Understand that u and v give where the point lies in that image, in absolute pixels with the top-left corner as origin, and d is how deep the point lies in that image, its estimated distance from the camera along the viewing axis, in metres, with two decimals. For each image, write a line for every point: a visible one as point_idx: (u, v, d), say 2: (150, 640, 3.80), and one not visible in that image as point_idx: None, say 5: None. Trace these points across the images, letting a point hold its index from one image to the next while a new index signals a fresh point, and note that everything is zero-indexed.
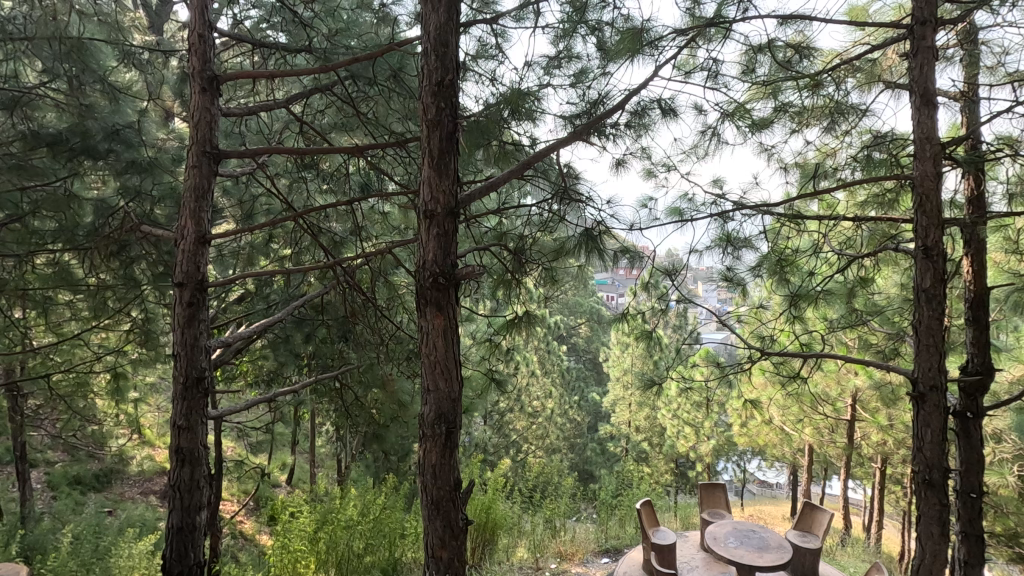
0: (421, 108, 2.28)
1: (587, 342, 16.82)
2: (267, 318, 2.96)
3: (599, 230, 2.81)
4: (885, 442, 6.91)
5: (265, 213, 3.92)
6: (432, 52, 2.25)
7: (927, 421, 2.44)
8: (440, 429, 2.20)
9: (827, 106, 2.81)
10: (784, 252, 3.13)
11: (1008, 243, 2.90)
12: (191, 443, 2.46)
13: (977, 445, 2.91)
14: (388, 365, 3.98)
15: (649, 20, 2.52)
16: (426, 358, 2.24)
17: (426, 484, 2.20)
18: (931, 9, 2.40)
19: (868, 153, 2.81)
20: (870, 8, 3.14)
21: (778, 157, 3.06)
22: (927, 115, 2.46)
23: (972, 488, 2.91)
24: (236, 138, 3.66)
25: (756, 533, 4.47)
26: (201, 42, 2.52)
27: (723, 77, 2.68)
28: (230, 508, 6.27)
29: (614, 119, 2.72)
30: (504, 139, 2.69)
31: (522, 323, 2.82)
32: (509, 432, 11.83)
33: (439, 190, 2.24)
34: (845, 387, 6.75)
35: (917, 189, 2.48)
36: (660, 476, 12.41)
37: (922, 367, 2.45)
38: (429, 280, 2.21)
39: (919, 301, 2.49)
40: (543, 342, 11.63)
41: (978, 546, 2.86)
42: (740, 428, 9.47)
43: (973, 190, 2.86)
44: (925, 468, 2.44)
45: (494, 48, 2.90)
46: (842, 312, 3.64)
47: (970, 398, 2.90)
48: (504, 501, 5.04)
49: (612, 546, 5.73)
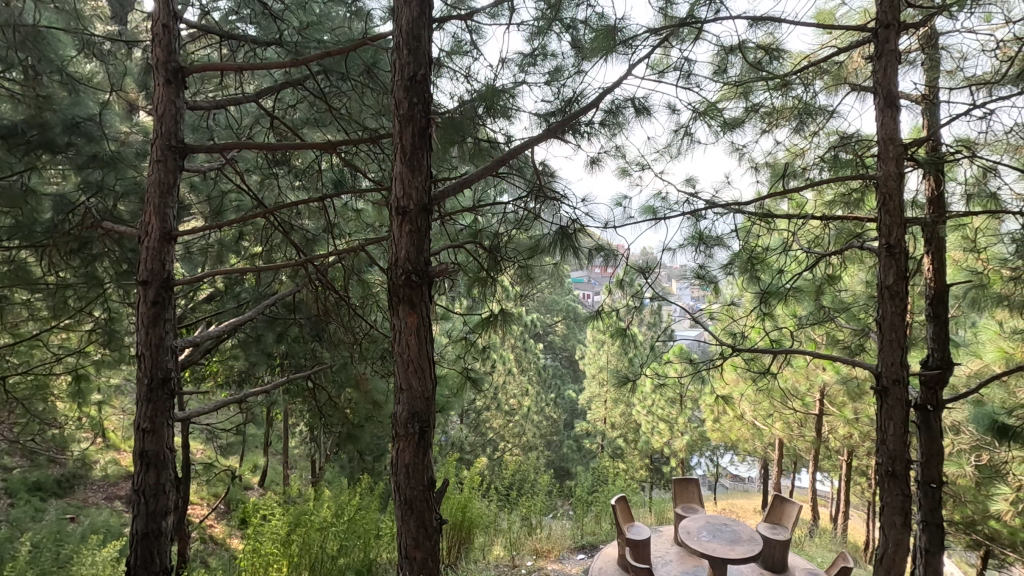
0: (394, 104, 2.25)
1: (564, 341, 16.91)
2: (236, 318, 2.89)
3: (574, 228, 2.82)
4: (851, 435, 7.11)
5: (235, 210, 3.83)
6: (405, 46, 2.22)
7: (890, 414, 2.52)
8: (413, 428, 2.17)
9: (796, 106, 2.88)
10: (755, 250, 3.18)
11: (966, 242, 3.00)
12: (156, 447, 2.39)
13: (937, 436, 2.99)
14: (362, 364, 3.93)
15: (623, 18, 2.53)
16: (398, 357, 2.21)
17: (400, 484, 2.18)
18: (895, 12, 2.46)
19: (835, 154, 2.88)
20: (836, 12, 3.22)
21: (749, 156, 3.12)
22: (890, 117, 2.53)
23: (932, 479, 3.00)
24: (204, 133, 3.56)
25: (728, 526, 4.55)
26: (166, 32, 2.44)
27: (695, 77, 2.71)
28: (199, 512, 6.12)
29: (589, 117, 2.73)
30: (479, 136, 2.68)
31: (497, 322, 2.81)
32: (486, 431, 11.84)
33: (412, 187, 2.22)
34: (813, 382, 6.94)
35: (881, 188, 2.54)
36: (635, 472, 12.55)
37: (886, 362, 2.52)
38: (402, 277, 2.18)
39: (882, 298, 2.56)
40: (520, 340, 11.65)
41: (938, 535, 2.95)
42: (713, 423, 9.65)
43: (934, 190, 2.96)
44: (888, 460, 2.52)
45: (468, 44, 2.89)
46: (811, 309, 3.72)
47: (930, 391, 2.98)
48: (480, 499, 5.02)
49: (588, 543, 5.78)
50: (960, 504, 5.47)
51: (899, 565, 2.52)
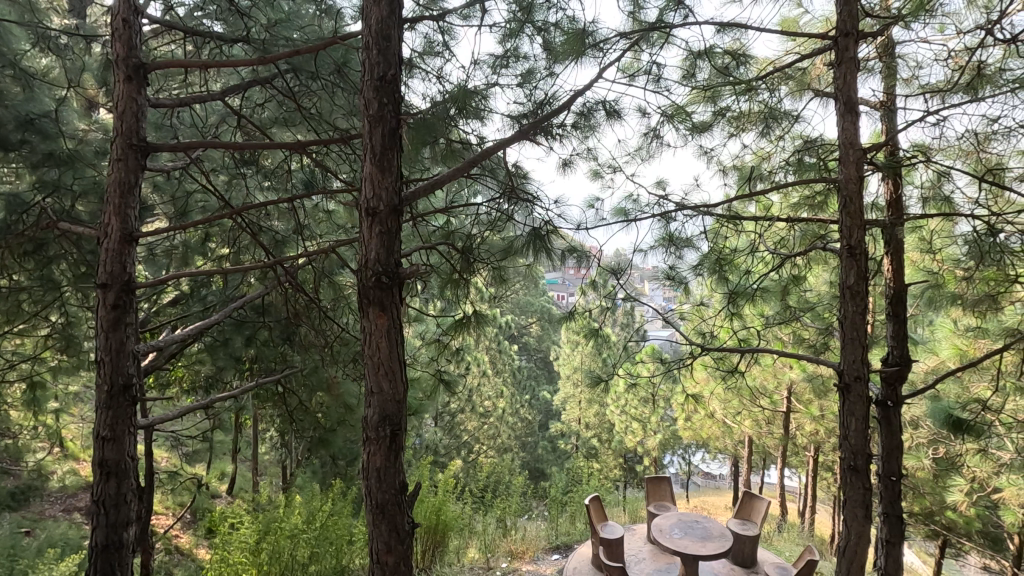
0: (363, 104, 2.22)
1: (539, 341, 16.97)
2: (203, 321, 2.81)
3: (547, 229, 2.80)
4: (817, 431, 7.31)
5: (201, 211, 3.73)
6: (374, 45, 2.19)
7: (852, 410, 2.59)
8: (384, 431, 2.15)
9: (762, 111, 2.95)
10: (723, 251, 3.26)
11: (923, 243, 3.12)
12: (117, 455, 2.31)
13: (897, 431, 3.09)
14: (333, 367, 3.88)
15: (593, 22, 2.56)
16: (369, 359, 2.18)
17: (371, 488, 2.15)
18: (854, 21, 2.53)
19: (800, 157, 2.97)
20: (800, 20, 3.32)
21: (718, 159, 3.19)
22: (850, 122, 2.61)
23: (893, 472, 3.09)
24: (168, 131, 3.46)
25: (699, 523, 4.62)
26: (126, 28, 2.35)
27: (665, 81, 2.75)
28: (164, 522, 5.94)
29: (561, 119, 2.74)
30: (451, 137, 2.68)
31: (471, 323, 2.79)
32: (461, 433, 11.80)
33: (382, 188, 2.19)
34: (780, 380, 7.13)
35: (842, 191, 2.62)
36: (609, 471, 12.69)
37: (848, 359, 2.60)
38: (372, 279, 2.15)
39: (844, 298, 2.63)
40: (494, 342, 11.65)
41: (898, 526, 3.05)
42: (685, 422, 9.81)
43: (892, 193, 3.07)
44: (851, 455, 2.59)
45: (440, 45, 2.88)
46: (778, 309, 3.81)
47: (890, 388, 3.07)
48: (454, 502, 4.98)
49: (563, 543, 5.82)
50: (919, 496, 5.67)
51: (861, 555, 2.60)
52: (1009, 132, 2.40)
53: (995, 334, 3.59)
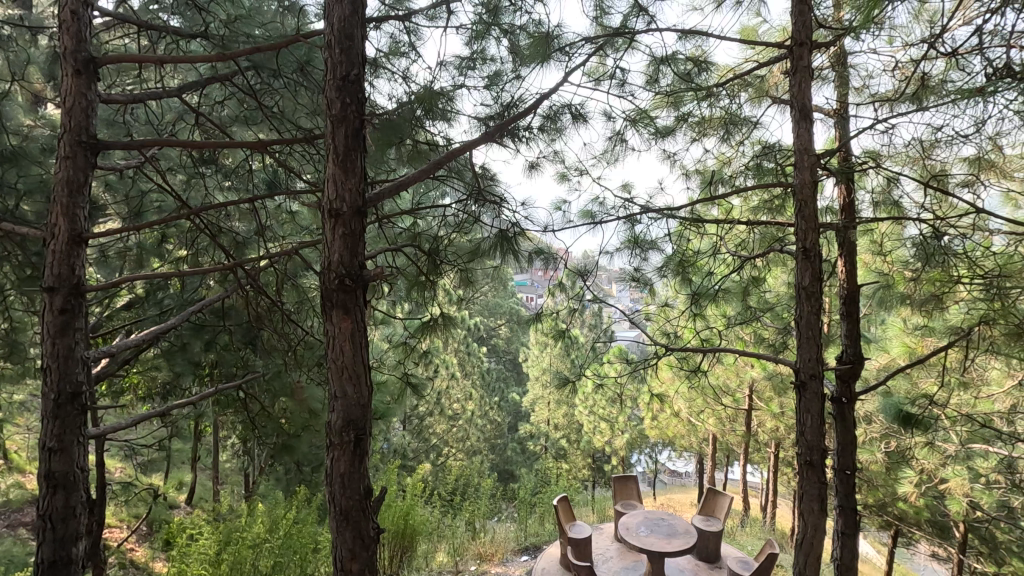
0: (325, 103, 2.17)
1: (508, 343, 17.02)
2: (159, 325, 2.70)
3: (514, 232, 2.80)
4: (778, 428, 7.55)
5: (157, 211, 3.61)
6: (337, 44, 2.15)
7: (808, 407, 2.68)
8: (348, 436, 2.11)
9: (723, 117, 3.03)
10: (686, 254, 3.32)
11: (874, 246, 3.25)
12: (65, 467, 2.20)
13: (851, 427, 3.21)
14: (297, 372, 3.80)
15: (559, 26, 2.58)
16: (332, 364, 2.14)
17: (335, 495, 2.11)
18: (808, 32, 2.62)
19: (759, 162, 3.05)
20: (759, 29, 3.43)
21: (681, 163, 3.26)
22: (805, 129, 2.70)
23: (847, 466, 3.21)
24: (120, 128, 3.33)
25: (665, 521, 4.71)
26: (74, 20, 2.24)
27: (629, 86, 2.80)
28: (118, 535, 5.70)
29: (528, 122, 2.75)
30: (417, 138, 2.66)
31: (437, 326, 2.77)
32: (430, 436, 11.73)
33: (345, 189, 2.15)
34: (742, 378, 7.34)
35: (797, 195, 2.71)
36: (578, 471, 12.82)
37: (803, 358, 2.68)
38: (335, 282, 2.11)
39: (800, 298, 2.71)
40: (463, 344, 11.64)
41: (852, 518, 3.16)
42: (652, 421, 10.00)
43: (845, 198, 3.22)
44: (807, 450, 2.68)
45: (406, 45, 2.86)
46: (739, 309, 3.92)
47: (844, 384, 3.20)
48: (423, 506, 4.94)
49: (532, 544, 5.84)
50: (873, 488, 5.90)
51: (817, 548, 2.69)
52: (950, 141, 2.47)
53: (940, 333, 3.78)
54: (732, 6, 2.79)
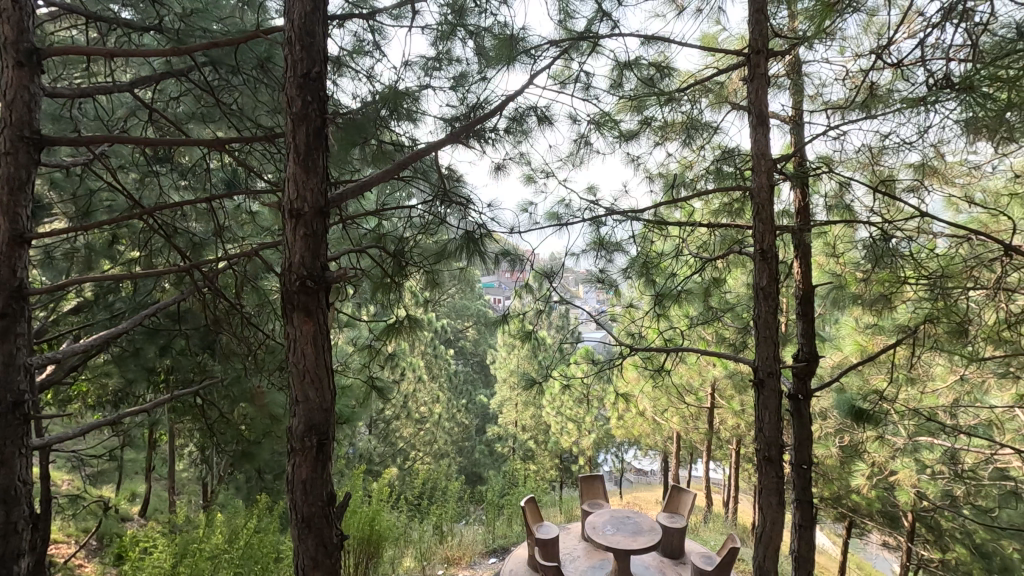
0: (286, 101, 2.11)
1: (475, 345, 17.01)
2: (109, 329, 2.58)
3: (480, 233, 2.79)
4: (738, 425, 7.77)
5: (107, 211, 3.46)
6: (297, 41, 2.09)
7: (766, 404, 2.75)
8: (310, 441, 2.07)
9: (684, 122, 3.11)
10: (650, 255, 3.38)
11: (827, 248, 3.39)
12: (5, 481, 2.07)
13: (807, 423, 3.32)
14: (257, 377, 3.70)
15: (525, 29, 2.59)
16: (293, 368, 2.09)
17: (296, 502, 2.05)
18: (765, 40, 2.70)
19: (719, 166, 3.13)
20: (719, 37, 3.53)
21: (644, 166, 3.33)
22: (762, 135, 2.78)
23: (804, 460, 3.31)
24: (67, 124, 3.18)
25: (630, 519, 4.77)
26: (16, 9, 2.12)
27: (594, 89, 2.83)
28: (64, 551, 5.42)
29: (494, 124, 2.75)
30: (382, 138, 2.63)
31: (403, 328, 2.74)
32: (396, 440, 11.58)
33: (306, 188, 2.10)
34: (705, 377, 7.52)
35: (755, 199, 2.79)
36: (545, 472, 12.89)
37: (762, 356, 2.76)
38: (296, 284, 2.06)
39: (758, 298, 2.80)
40: (430, 346, 11.57)
41: (809, 511, 3.27)
42: (618, 421, 10.14)
43: (801, 202, 3.35)
44: (765, 446, 2.75)
45: (370, 44, 2.83)
46: (701, 310, 4.02)
47: (801, 382, 3.31)
48: (389, 511, 4.87)
49: (499, 546, 5.83)
50: (828, 482, 6.12)
51: (775, 540, 2.76)
52: (897, 147, 2.59)
53: (889, 331, 3.96)
54: (693, 13, 2.85)
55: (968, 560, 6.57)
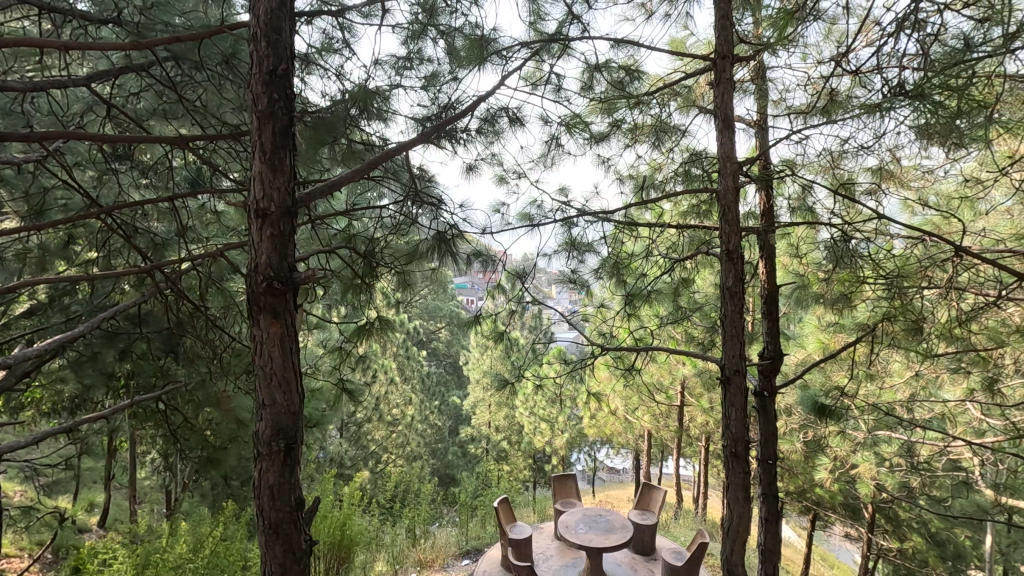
0: (251, 98, 2.07)
1: (448, 346, 16.94)
2: (66, 333, 2.49)
3: (452, 234, 2.78)
4: (707, 423, 7.94)
5: (62, 210, 3.32)
6: (262, 37, 2.05)
7: (733, 401, 2.81)
8: (278, 445, 2.03)
9: (653, 124, 3.16)
10: (621, 256, 3.42)
11: (790, 249, 3.49)
12: None
13: (772, 419, 3.41)
14: (223, 381, 3.60)
15: (496, 30, 2.59)
16: (260, 371, 2.05)
17: (263, 507, 2.01)
18: (730, 46, 2.76)
19: (688, 168, 3.19)
20: (687, 41, 3.60)
21: (615, 168, 3.37)
22: (727, 138, 2.84)
23: (770, 456, 3.40)
24: (19, 119, 3.04)
25: (602, 517, 4.82)
26: None
27: (565, 92, 2.85)
28: (16, 566, 5.17)
29: (465, 124, 2.74)
30: (352, 137, 2.59)
31: (374, 329, 2.71)
32: (368, 443, 11.44)
33: (272, 188, 2.05)
34: (675, 376, 7.65)
35: (721, 201, 2.85)
36: (519, 472, 12.92)
37: (729, 354, 2.82)
38: (262, 285, 2.02)
39: (725, 298, 2.85)
40: (402, 348, 11.47)
41: (775, 505, 3.36)
42: (591, 420, 10.24)
43: (765, 204, 3.44)
44: (732, 442, 2.82)
45: (340, 42, 2.79)
46: (670, 310, 4.09)
47: (766, 379, 3.40)
48: (361, 515, 4.80)
49: (473, 547, 5.82)
50: (793, 476, 6.30)
51: (742, 534, 2.83)
52: (856, 152, 2.70)
53: (849, 329, 4.10)
54: (661, 17, 2.90)
55: (923, 548, 6.85)
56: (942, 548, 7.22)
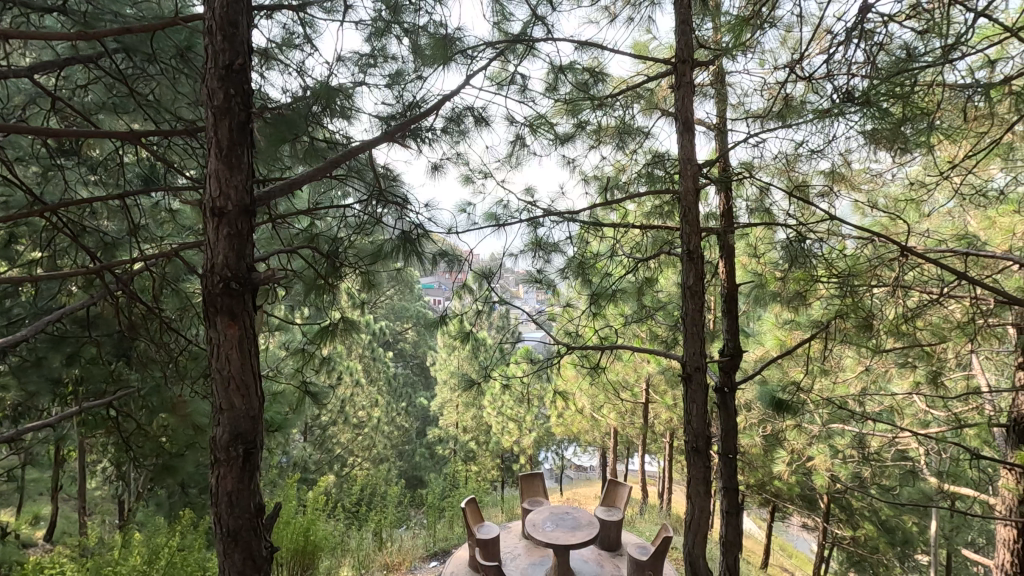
0: (206, 93, 2.00)
1: (415, 347, 16.79)
2: (6, 338, 2.36)
3: (417, 234, 2.76)
4: (671, 419, 8.10)
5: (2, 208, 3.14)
6: (218, 30, 1.98)
7: (694, 397, 2.88)
8: (236, 451, 1.97)
9: (617, 126, 3.21)
10: (586, 256, 3.45)
11: (750, 249, 3.59)
12: None
13: (732, 414, 3.51)
14: (179, 385, 3.48)
15: (461, 29, 2.58)
16: (217, 374, 1.99)
17: (221, 515, 1.95)
18: (690, 50, 2.81)
19: (651, 170, 3.25)
20: (650, 45, 3.67)
21: (580, 169, 3.42)
22: (688, 141, 2.90)
23: (730, 450, 3.49)
24: None
25: (569, 514, 4.86)
26: None
27: (530, 92, 2.87)
28: None
29: (431, 123, 2.73)
30: (314, 135, 2.55)
31: (337, 331, 2.66)
32: (333, 447, 11.22)
33: (230, 186, 2.00)
34: (639, 374, 7.78)
35: (682, 202, 2.91)
36: (487, 473, 12.92)
37: (690, 352, 2.88)
38: (219, 285, 1.96)
39: (686, 297, 2.92)
40: (368, 349, 11.30)
41: (735, 498, 3.45)
42: (558, 419, 10.32)
43: (725, 205, 3.55)
44: (694, 438, 2.88)
45: (301, 38, 2.73)
46: (635, 308, 4.16)
47: (726, 375, 3.48)
48: (325, 520, 4.71)
49: (440, 549, 5.79)
50: (753, 470, 6.49)
51: (704, 527, 2.89)
52: (810, 155, 2.81)
53: (805, 326, 4.25)
54: (625, 21, 2.95)
55: (874, 536, 7.17)
56: (891, 534, 7.56)
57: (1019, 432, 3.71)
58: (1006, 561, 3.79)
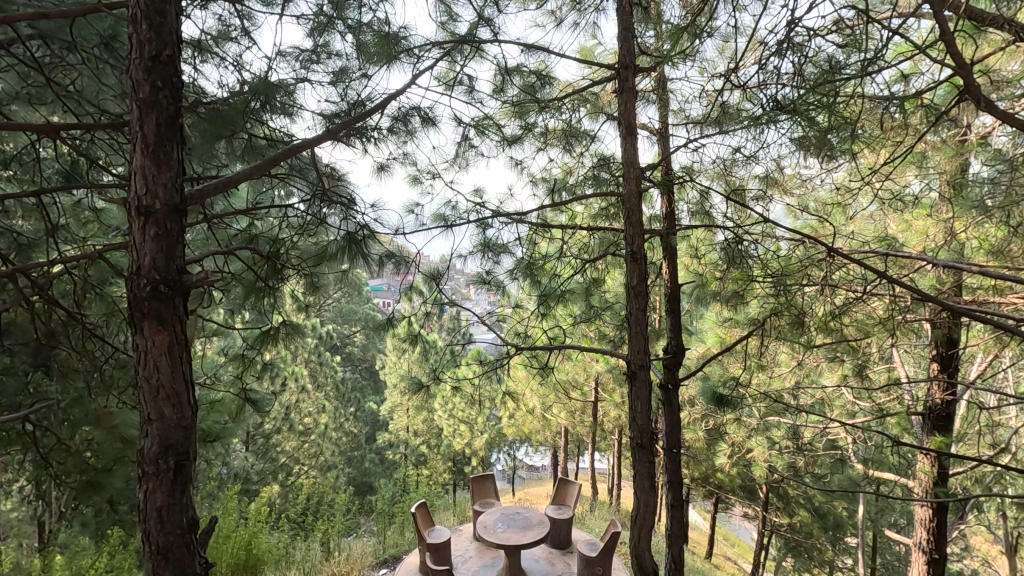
0: (130, 85, 1.89)
1: (364, 351, 16.48)
2: None
3: (363, 234, 2.70)
4: (619, 416, 8.30)
5: None
6: (142, 18, 1.87)
7: (638, 394, 2.95)
8: (166, 463, 1.87)
9: (563, 129, 3.25)
10: (535, 257, 3.47)
11: (691, 250, 3.72)
12: None
13: (676, 410, 3.62)
14: (105, 395, 3.26)
15: (406, 28, 2.55)
16: (144, 382, 1.87)
17: (150, 532, 1.84)
18: (633, 57, 2.88)
19: (597, 172, 3.31)
20: (595, 50, 3.75)
21: (529, 170, 3.44)
22: (631, 145, 2.96)
23: (675, 444, 3.60)
24: None
25: (519, 514, 4.89)
26: None
27: (478, 93, 2.86)
28: None
29: (376, 122, 2.67)
30: (253, 132, 2.45)
31: (280, 335, 2.57)
32: (278, 455, 10.83)
33: (158, 184, 1.89)
34: (588, 373, 7.93)
35: (626, 204, 2.97)
36: (438, 475, 12.82)
37: (634, 351, 2.95)
38: (146, 288, 1.85)
39: (631, 296, 2.99)
40: (314, 354, 11.00)
41: (679, 490, 3.56)
42: (509, 419, 10.36)
43: (668, 207, 3.66)
44: (638, 434, 2.95)
45: (238, 31, 2.63)
46: (583, 309, 4.23)
47: (670, 372, 3.59)
48: (269, 531, 4.53)
49: (391, 556, 5.69)
50: (697, 463, 6.74)
51: (649, 521, 2.97)
52: (745, 161, 2.95)
53: (743, 324, 4.44)
54: (570, 25, 2.97)
55: (807, 522, 7.58)
56: (823, 519, 8.01)
57: (934, 419, 4.01)
58: (924, 539, 4.09)
